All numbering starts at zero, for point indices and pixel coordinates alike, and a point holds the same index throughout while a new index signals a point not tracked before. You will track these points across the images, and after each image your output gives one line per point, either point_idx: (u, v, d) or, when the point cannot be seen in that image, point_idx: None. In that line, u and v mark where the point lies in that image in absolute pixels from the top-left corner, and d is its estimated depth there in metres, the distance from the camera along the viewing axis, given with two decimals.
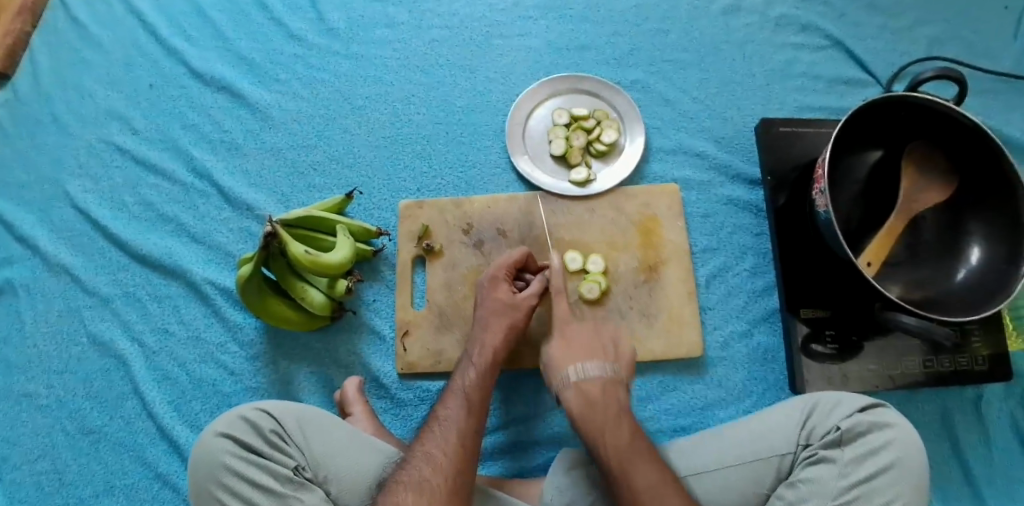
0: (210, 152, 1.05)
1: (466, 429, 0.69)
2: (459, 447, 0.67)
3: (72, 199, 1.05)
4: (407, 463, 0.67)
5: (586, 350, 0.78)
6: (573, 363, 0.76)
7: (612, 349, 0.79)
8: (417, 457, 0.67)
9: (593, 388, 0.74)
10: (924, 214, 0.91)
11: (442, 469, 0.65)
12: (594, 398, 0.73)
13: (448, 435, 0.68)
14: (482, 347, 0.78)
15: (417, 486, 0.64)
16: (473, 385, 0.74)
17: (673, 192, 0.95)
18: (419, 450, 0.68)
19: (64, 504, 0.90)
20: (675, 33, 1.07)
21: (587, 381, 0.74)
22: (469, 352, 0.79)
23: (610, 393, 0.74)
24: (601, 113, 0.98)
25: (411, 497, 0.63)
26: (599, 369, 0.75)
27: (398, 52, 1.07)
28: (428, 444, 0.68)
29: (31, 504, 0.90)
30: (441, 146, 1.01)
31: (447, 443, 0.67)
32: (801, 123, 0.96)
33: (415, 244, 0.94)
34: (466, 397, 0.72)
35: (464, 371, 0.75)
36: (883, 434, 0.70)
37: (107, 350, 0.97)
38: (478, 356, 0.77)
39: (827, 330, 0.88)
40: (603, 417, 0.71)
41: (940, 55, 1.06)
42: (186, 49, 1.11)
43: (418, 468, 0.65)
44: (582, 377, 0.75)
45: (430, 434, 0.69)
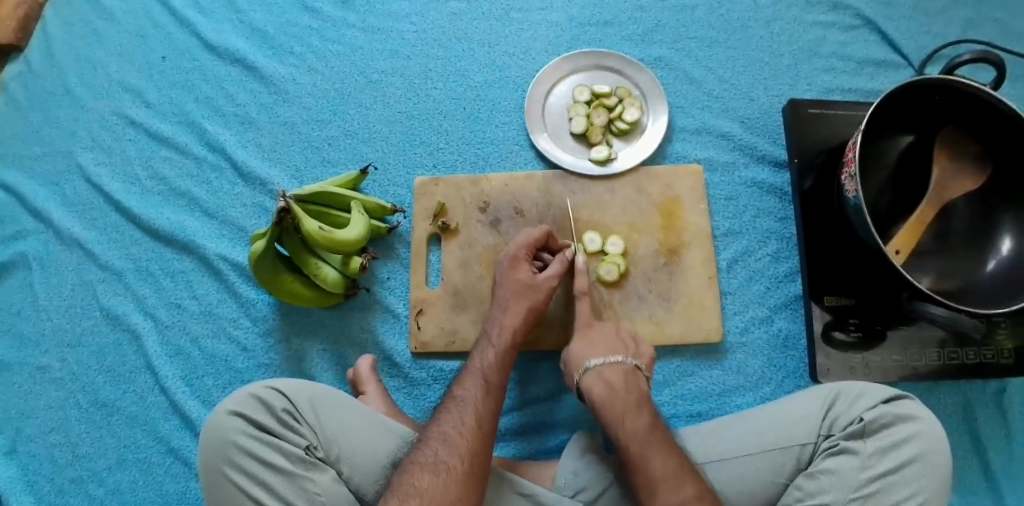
0: (224, 125, 1.03)
1: (483, 410, 0.68)
2: (476, 427, 0.66)
3: (84, 172, 1.04)
4: (423, 442, 0.66)
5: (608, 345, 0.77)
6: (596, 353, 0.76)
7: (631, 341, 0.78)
8: (433, 436, 0.66)
9: (614, 376, 0.73)
10: (955, 203, 0.89)
11: (459, 449, 0.64)
12: (613, 383, 0.72)
13: (467, 414, 0.67)
14: (501, 328, 0.76)
15: (433, 466, 0.63)
16: (491, 366, 0.73)
17: (696, 174, 0.92)
18: (436, 431, 0.66)
19: (78, 476, 0.91)
20: (701, 10, 1.03)
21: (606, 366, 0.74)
22: (487, 329, 0.78)
23: (633, 384, 0.73)
24: (623, 91, 0.95)
25: (427, 476, 0.62)
26: (621, 359, 0.75)
27: (415, 25, 1.04)
28: (445, 423, 0.67)
29: (45, 476, 0.91)
30: (458, 122, 0.98)
31: (466, 423, 0.66)
32: (831, 104, 0.93)
33: (430, 222, 0.92)
34: (483, 378, 0.71)
35: (482, 351, 0.74)
36: (908, 427, 0.69)
37: (119, 324, 0.96)
38: (497, 336, 0.76)
39: (851, 318, 0.86)
40: (625, 402, 0.70)
41: (976, 36, 1.02)
42: (199, 19, 1.09)
43: (434, 447, 0.65)
44: (604, 364, 0.74)
45: (447, 412, 0.68)
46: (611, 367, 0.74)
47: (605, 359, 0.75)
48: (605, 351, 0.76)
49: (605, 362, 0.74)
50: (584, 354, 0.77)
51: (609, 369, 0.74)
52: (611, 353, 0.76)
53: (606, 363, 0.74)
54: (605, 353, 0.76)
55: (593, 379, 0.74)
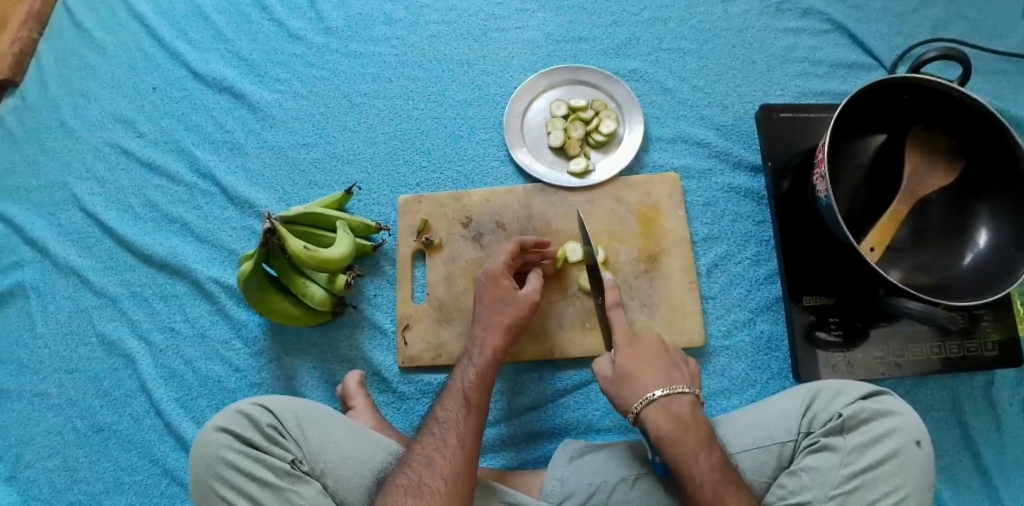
0: (213, 152, 1.06)
1: (467, 433, 0.69)
2: (459, 449, 0.67)
3: (79, 202, 1.07)
4: (406, 464, 0.67)
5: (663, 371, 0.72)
6: (654, 382, 0.71)
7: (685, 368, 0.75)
8: (416, 458, 0.67)
9: (682, 409, 0.69)
10: (930, 198, 0.90)
11: (443, 472, 0.65)
12: (684, 418, 0.69)
13: (450, 436, 0.68)
14: (482, 348, 0.78)
15: (416, 489, 0.64)
16: (472, 384, 0.74)
17: (673, 182, 0.94)
18: (419, 453, 0.67)
19: (76, 500, 0.92)
20: (673, 22, 1.05)
21: (676, 399, 0.70)
22: (470, 347, 0.79)
23: (699, 418, 0.70)
24: (599, 104, 0.97)
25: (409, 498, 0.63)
26: (684, 389, 0.71)
27: (395, 48, 1.07)
28: (428, 445, 0.68)
29: (44, 501, 0.93)
30: (440, 140, 1.01)
31: (449, 446, 0.67)
32: (801, 109, 0.95)
33: (415, 239, 0.94)
34: (464, 398, 0.73)
35: (464, 371, 0.75)
36: (887, 421, 0.70)
37: (115, 349, 0.99)
38: (478, 356, 0.77)
39: (831, 317, 0.87)
40: (695, 440, 0.67)
41: (946, 36, 1.05)
42: (187, 50, 1.12)
43: (419, 470, 0.65)
44: (671, 396, 0.70)
45: (430, 434, 0.69)
46: (676, 400, 0.70)
47: (670, 390, 0.70)
48: (662, 378, 0.71)
49: (672, 393, 0.70)
50: (640, 380, 0.71)
51: (677, 404, 0.69)
52: (669, 381, 0.71)
53: (671, 395, 0.70)
54: (664, 382, 0.71)
55: (657, 411, 0.69)
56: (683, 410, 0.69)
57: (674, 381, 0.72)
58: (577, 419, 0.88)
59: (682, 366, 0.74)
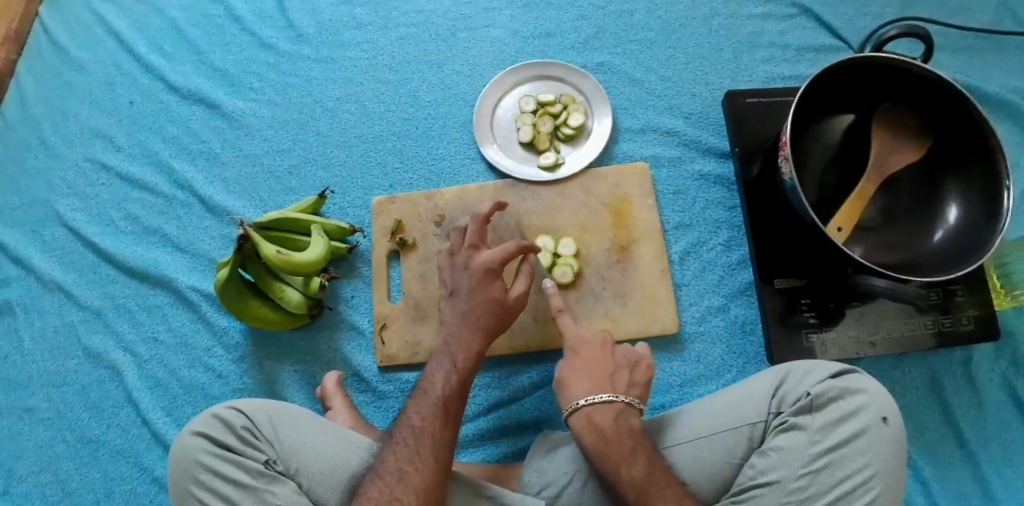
0: (190, 163, 1.07)
1: (442, 444, 0.69)
2: (431, 461, 0.67)
3: (61, 218, 1.08)
4: (380, 472, 0.67)
5: (592, 381, 0.76)
6: (581, 392, 0.75)
7: (621, 377, 0.78)
8: (389, 468, 0.67)
9: (603, 418, 0.72)
10: (899, 175, 0.90)
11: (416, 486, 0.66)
12: (605, 428, 0.71)
13: (424, 447, 0.68)
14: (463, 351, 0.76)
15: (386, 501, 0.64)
16: (450, 393, 0.73)
17: (643, 171, 0.95)
18: (389, 466, 0.67)
19: None
20: (640, 13, 1.05)
21: (596, 409, 0.73)
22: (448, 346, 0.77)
23: (624, 426, 0.72)
24: (567, 98, 0.98)
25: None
26: (610, 397, 0.74)
27: (365, 52, 1.07)
28: (402, 454, 0.68)
29: None
30: (412, 141, 1.01)
31: (425, 458, 0.68)
32: (767, 94, 0.95)
33: (389, 239, 0.95)
34: (442, 408, 0.71)
35: (444, 376, 0.73)
36: (856, 399, 0.71)
37: (101, 361, 1.00)
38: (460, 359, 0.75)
39: (804, 300, 0.87)
40: (619, 450, 0.69)
41: (913, 15, 1.06)
42: (162, 64, 1.14)
43: (392, 480, 0.66)
44: (591, 405, 0.73)
45: (403, 442, 0.69)
46: (599, 408, 0.73)
47: (590, 399, 0.74)
48: (589, 388, 0.75)
49: (592, 403, 0.73)
50: (569, 390, 0.76)
51: (599, 412, 0.73)
52: (596, 392, 0.75)
53: (592, 404, 0.74)
54: (588, 391, 0.75)
55: (581, 420, 0.73)
56: (607, 419, 0.72)
57: (601, 390, 0.75)
58: (555, 410, 0.89)
59: (619, 375, 0.77)
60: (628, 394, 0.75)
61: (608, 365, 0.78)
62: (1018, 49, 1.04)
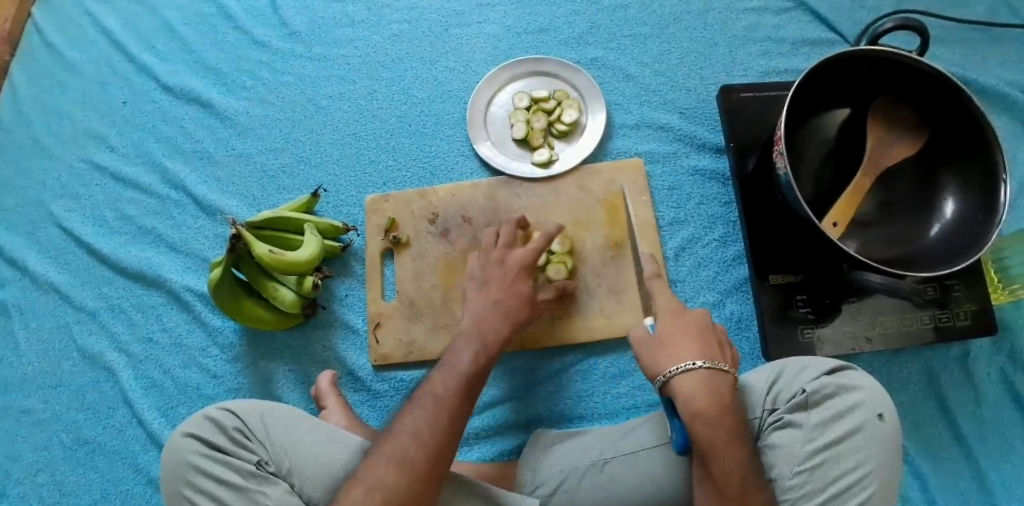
0: (183, 163, 1.07)
1: (441, 432, 0.65)
2: (424, 448, 0.64)
3: (55, 219, 1.08)
4: (374, 455, 0.65)
5: (701, 347, 0.68)
6: (689, 358, 0.67)
7: (726, 349, 0.70)
8: (382, 453, 0.64)
9: (722, 389, 0.65)
10: (896, 169, 0.89)
11: (407, 473, 0.62)
12: (725, 401, 0.65)
13: (420, 432, 0.64)
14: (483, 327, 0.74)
15: (373, 485, 0.62)
16: (471, 367, 0.71)
17: (637, 167, 0.94)
18: (402, 432, 0.65)
19: None
20: (634, 8, 1.05)
21: (717, 378, 0.66)
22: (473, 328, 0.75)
23: (735, 401, 0.66)
24: (561, 93, 0.97)
25: (362, 494, 0.62)
26: (726, 368, 0.67)
27: (358, 50, 1.07)
28: (399, 436, 0.65)
29: None
30: (405, 139, 1.01)
31: (419, 443, 0.64)
32: (762, 88, 0.94)
33: (383, 237, 0.95)
34: (461, 380, 0.69)
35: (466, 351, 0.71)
36: (852, 395, 0.70)
37: (96, 362, 1.00)
38: (482, 333, 0.74)
39: (799, 295, 0.87)
40: (729, 427, 0.64)
41: (909, 8, 1.05)
42: (155, 63, 1.13)
43: (384, 464, 0.63)
44: (710, 372, 0.65)
45: (403, 424, 0.66)
46: (716, 374, 0.66)
47: (709, 364, 0.66)
48: (702, 353, 0.67)
49: (710, 370, 0.66)
50: (672, 352, 0.67)
51: (717, 380, 0.65)
52: (709, 358, 0.67)
53: (710, 369, 0.66)
54: (704, 355, 0.67)
55: (691, 380, 0.65)
56: (723, 390, 0.65)
57: (711, 358, 0.67)
58: (549, 408, 0.88)
59: (725, 347, 0.70)
60: (731, 367, 0.68)
61: (712, 333, 0.70)
62: (1014, 42, 1.04)
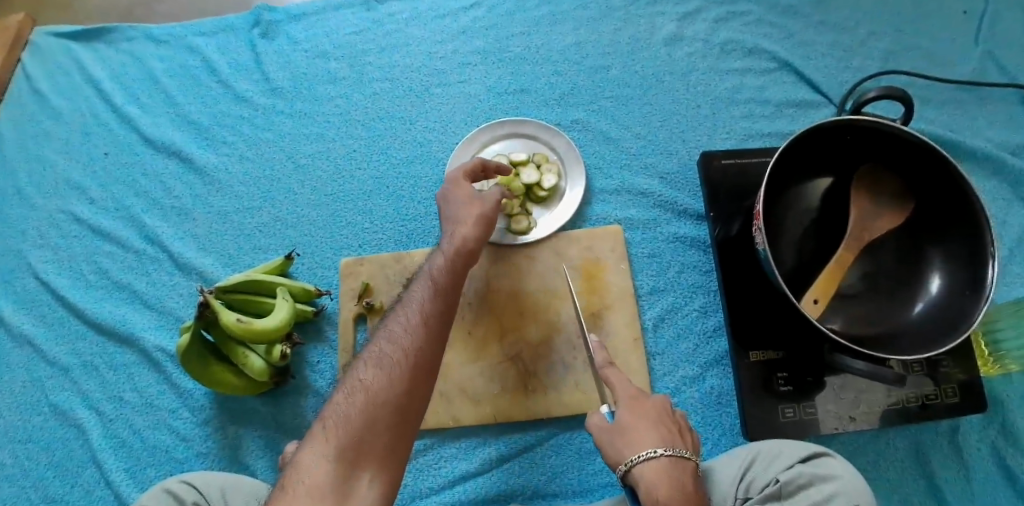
0: (162, 217, 1.06)
1: (415, 332, 0.63)
2: (401, 345, 0.62)
3: (33, 270, 1.07)
4: (356, 364, 0.63)
5: (660, 432, 0.67)
6: (649, 444, 0.66)
7: (687, 436, 0.69)
8: (362, 359, 0.63)
9: (684, 477, 0.64)
10: (880, 241, 0.87)
11: (387, 371, 0.60)
12: (689, 488, 0.63)
13: (394, 332, 0.63)
14: (449, 239, 0.73)
15: (355, 388, 0.59)
16: (440, 269, 0.70)
17: (615, 234, 0.92)
18: (379, 334, 0.64)
19: None
20: (616, 69, 1.04)
21: (676, 464, 0.65)
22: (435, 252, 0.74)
23: (698, 490, 0.64)
24: (541, 157, 0.95)
25: (343, 397, 0.59)
26: (687, 454, 0.66)
27: (339, 107, 1.06)
28: (377, 342, 0.63)
29: None
30: (383, 200, 1.00)
31: (396, 344, 0.62)
32: (743, 155, 0.93)
33: (356, 302, 0.93)
34: (433, 281, 0.68)
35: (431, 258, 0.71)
36: (826, 487, 0.68)
37: (66, 420, 0.98)
38: (447, 245, 0.73)
39: (780, 372, 0.84)
40: None
41: (896, 68, 1.03)
42: (138, 115, 1.13)
43: (363, 367, 0.61)
44: (668, 458, 0.64)
45: (380, 331, 0.65)
46: (677, 462, 0.65)
47: (670, 451, 0.65)
48: (660, 439, 0.66)
49: (670, 456, 0.65)
50: (633, 439, 0.67)
51: (679, 468, 0.65)
52: (670, 443, 0.66)
53: (671, 457, 0.65)
54: (666, 441, 0.66)
55: (652, 469, 0.64)
56: (683, 476, 0.64)
57: (671, 444, 0.66)
58: (521, 483, 0.85)
59: (685, 435, 0.70)
60: (694, 454, 0.67)
61: (675, 422, 0.70)
62: (1003, 102, 1.02)
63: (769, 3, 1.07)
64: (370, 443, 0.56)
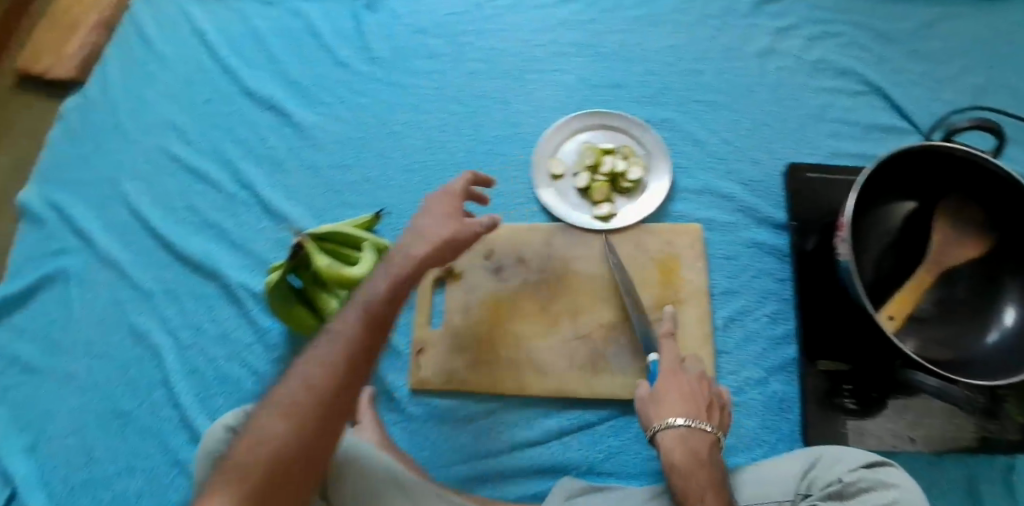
0: (254, 165, 1.11)
1: (350, 367, 0.62)
2: (340, 376, 0.61)
3: (126, 199, 1.13)
4: (285, 381, 0.61)
5: (688, 403, 0.74)
6: (676, 412, 0.74)
7: (716, 414, 0.76)
8: (294, 380, 0.61)
9: (701, 447, 0.72)
10: (958, 270, 0.88)
11: (323, 402, 0.59)
12: (703, 457, 0.71)
13: (332, 359, 0.62)
14: (399, 261, 0.72)
15: (288, 411, 0.58)
16: (382, 295, 0.67)
17: (695, 233, 0.95)
18: (308, 356, 0.62)
19: (86, 483, 0.95)
20: (709, 74, 1.07)
21: (694, 434, 0.72)
22: (386, 266, 0.71)
23: (715, 459, 0.72)
24: (627, 150, 0.99)
25: (263, 421, 0.57)
26: (706, 428, 0.73)
27: (436, 82, 1.10)
28: (307, 364, 0.62)
29: (54, 480, 0.95)
30: (470, 173, 1.03)
31: (334, 371, 0.61)
32: (827, 172, 0.96)
33: (437, 266, 0.97)
34: (378, 307, 0.66)
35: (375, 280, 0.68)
36: (888, 493, 0.68)
37: (143, 341, 1.03)
38: (394, 267, 0.70)
39: (846, 385, 0.85)
40: (707, 479, 0.69)
41: (987, 104, 1.03)
42: (241, 67, 1.19)
43: (287, 389, 0.60)
44: (689, 428, 0.72)
45: (316, 350, 0.63)
46: (696, 432, 0.72)
47: (691, 422, 0.72)
48: (689, 410, 0.74)
49: (693, 426, 0.72)
50: (665, 406, 0.74)
51: (695, 437, 0.72)
52: (696, 416, 0.74)
53: (691, 427, 0.72)
54: (689, 414, 0.73)
55: (672, 436, 0.72)
56: (700, 446, 0.72)
57: (695, 417, 0.73)
58: (577, 458, 0.87)
59: (713, 412, 0.76)
60: (716, 429, 0.75)
61: (703, 398, 0.76)
62: None
63: (866, 27, 1.09)
64: (287, 482, 0.55)
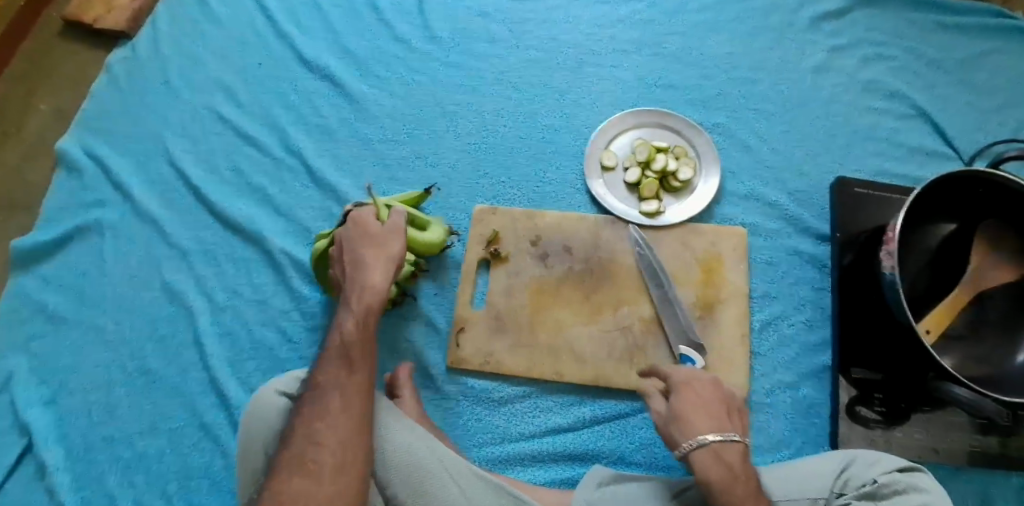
0: (304, 133, 1.12)
1: (355, 394, 0.70)
2: (343, 401, 0.69)
3: (170, 156, 1.13)
4: (303, 414, 0.69)
5: (715, 415, 0.70)
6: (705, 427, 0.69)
7: (738, 419, 0.72)
8: (302, 416, 0.68)
9: (733, 458, 0.67)
10: (994, 292, 0.89)
11: (331, 424, 0.67)
12: (734, 467, 0.66)
13: (327, 403, 0.69)
14: (359, 294, 0.78)
15: (310, 436, 0.66)
16: (351, 333, 0.75)
17: (741, 237, 0.97)
18: (313, 392, 0.71)
19: (109, 436, 0.94)
20: (763, 84, 1.09)
21: (727, 447, 0.67)
22: (343, 306, 0.78)
23: (749, 470, 0.67)
24: (681, 150, 1.01)
25: (305, 444, 0.66)
26: (736, 437, 0.69)
27: (494, 67, 1.12)
28: (317, 396, 0.70)
29: (77, 431, 0.95)
30: (522, 159, 1.05)
31: (332, 396, 0.69)
32: (875, 188, 0.97)
33: (483, 247, 0.98)
34: (344, 349, 0.74)
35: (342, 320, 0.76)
36: (920, 497, 0.70)
37: (176, 299, 1.03)
38: (355, 303, 0.77)
39: (876, 394, 0.87)
40: (745, 492, 0.65)
41: None
42: (297, 35, 1.19)
43: (302, 420, 0.68)
44: (721, 441, 0.67)
45: (318, 381, 0.71)
46: (728, 445, 0.68)
47: (720, 436, 0.68)
48: (715, 424, 0.69)
49: (721, 440, 0.68)
50: (693, 422, 0.70)
51: (727, 450, 0.67)
52: (720, 428, 0.69)
53: (722, 441, 0.68)
54: (717, 427, 0.69)
55: (704, 455, 0.68)
56: (731, 458, 0.67)
57: (724, 427, 0.69)
58: (608, 447, 0.88)
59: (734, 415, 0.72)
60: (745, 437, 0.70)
61: (728, 410, 0.72)
62: None
63: (918, 53, 1.11)
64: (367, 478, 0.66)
